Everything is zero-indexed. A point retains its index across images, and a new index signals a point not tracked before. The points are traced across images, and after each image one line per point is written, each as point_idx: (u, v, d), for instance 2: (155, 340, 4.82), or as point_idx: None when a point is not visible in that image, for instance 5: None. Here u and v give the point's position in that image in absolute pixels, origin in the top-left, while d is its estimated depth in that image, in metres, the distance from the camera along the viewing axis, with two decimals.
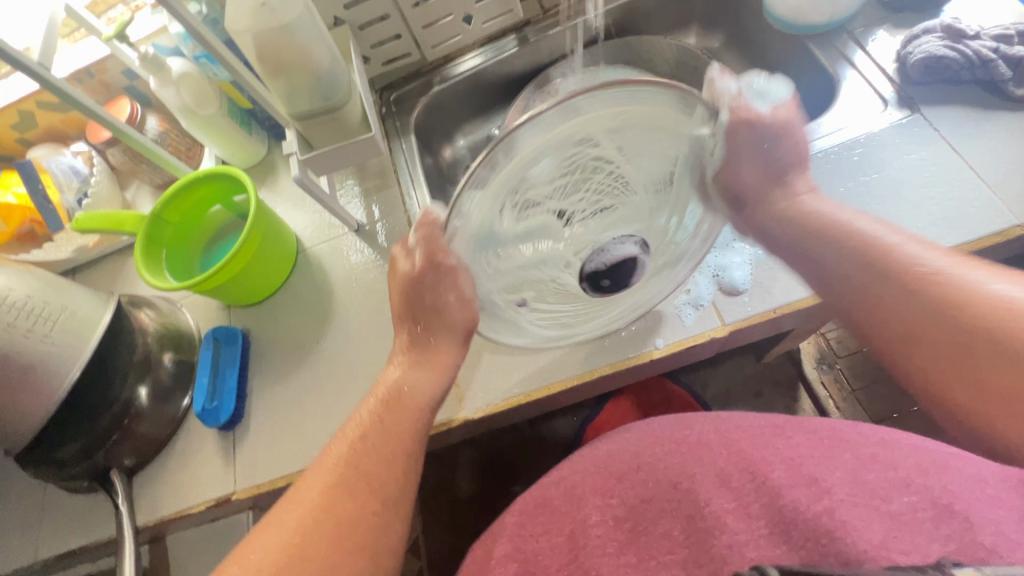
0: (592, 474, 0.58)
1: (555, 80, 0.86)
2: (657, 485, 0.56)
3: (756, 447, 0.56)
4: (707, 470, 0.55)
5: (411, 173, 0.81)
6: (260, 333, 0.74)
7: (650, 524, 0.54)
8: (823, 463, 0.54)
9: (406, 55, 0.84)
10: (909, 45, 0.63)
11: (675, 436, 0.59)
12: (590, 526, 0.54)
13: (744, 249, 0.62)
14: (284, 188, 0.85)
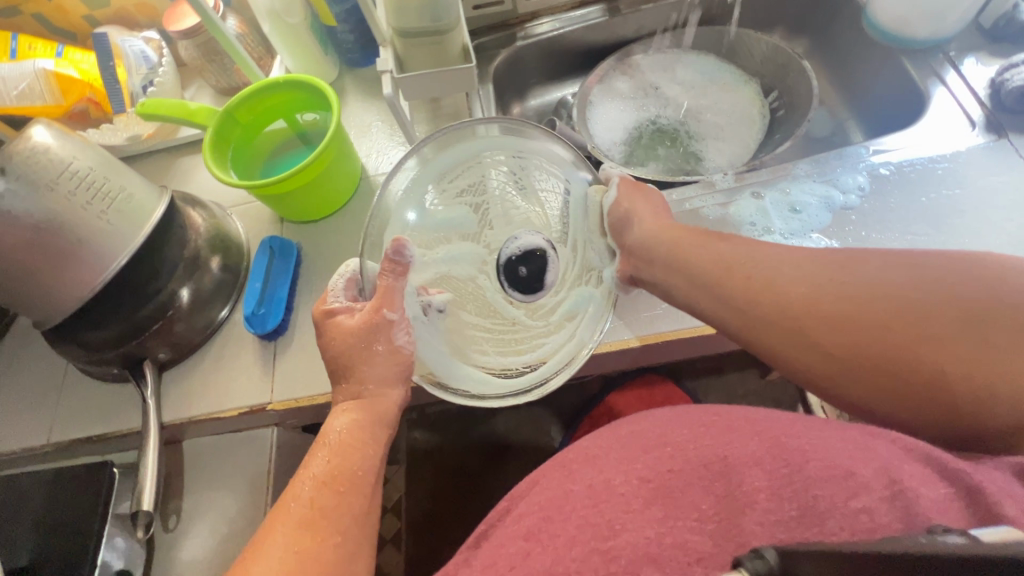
0: (615, 447, 0.51)
1: (636, 57, 0.86)
2: (687, 460, 0.47)
3: (791, 436, 0.47)
4: (742, 447, 0.46)
5: None
6: (313, 252, 0.73)
7: (680, 492, 0.46)
8: (869, 443, 0.44)
9: (498, 3, 0.82)
10: (1006, 73, 0.64)
11: (707, 418, 0.51)
12: (612, 486, 0.47)
13: (821, 240, 0.61)
14: (350, 115, 0.84)
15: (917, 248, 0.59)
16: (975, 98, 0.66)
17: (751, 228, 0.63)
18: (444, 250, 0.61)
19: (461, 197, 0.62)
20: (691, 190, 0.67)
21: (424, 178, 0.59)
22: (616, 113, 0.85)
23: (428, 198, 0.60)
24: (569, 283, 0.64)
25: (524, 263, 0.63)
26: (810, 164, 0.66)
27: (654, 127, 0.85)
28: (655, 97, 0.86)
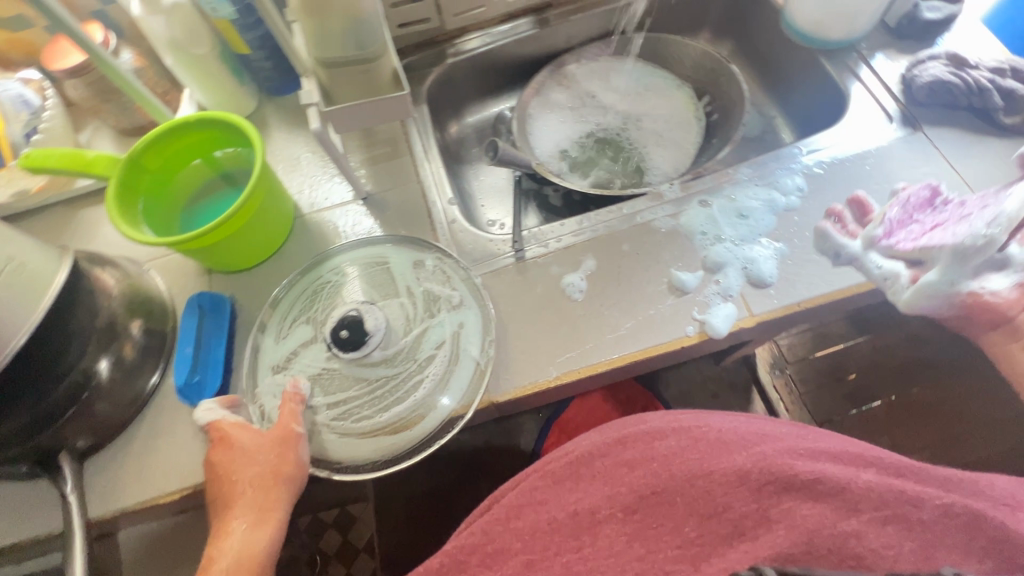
0: (602, 459, 0.51)
1: (570, 67, 0.85)
2: (669, 477, 0.48)
3: (776, 450, 0.48)
4: (731, 461, 0.48)
5: (423, 142, 0.76)
6: (250, 303, 0.66)
7: (660, 517, 0.47)
8: (846, 468, 0.47)
9: (424, 20, 0.78)
10: (915, 69, 0.68)
11: (690, 431, 0.52)
12: (597, 518, 0.47)
13: (770, 244, 0.62)
14: (276, 148, 0.77)
15: (857, 243, 0.61)
16: (891, 94, 0.70)
17: (703, 237, 0.63)
18: (302, 362, 0.60)
19: (307, 304, 0.64)
20: (641, 203, 0.67)
21: (267, 327, 0.63)
22: (555, 126, 0.84)
23: (271, 326, 0.63)
24: (422, 320, 0.62)
25: (347, 326, 0.57)
26: (751, 168, 0.67)
27: (596, 136, 0.84)
28: (594, 106, 0.86)
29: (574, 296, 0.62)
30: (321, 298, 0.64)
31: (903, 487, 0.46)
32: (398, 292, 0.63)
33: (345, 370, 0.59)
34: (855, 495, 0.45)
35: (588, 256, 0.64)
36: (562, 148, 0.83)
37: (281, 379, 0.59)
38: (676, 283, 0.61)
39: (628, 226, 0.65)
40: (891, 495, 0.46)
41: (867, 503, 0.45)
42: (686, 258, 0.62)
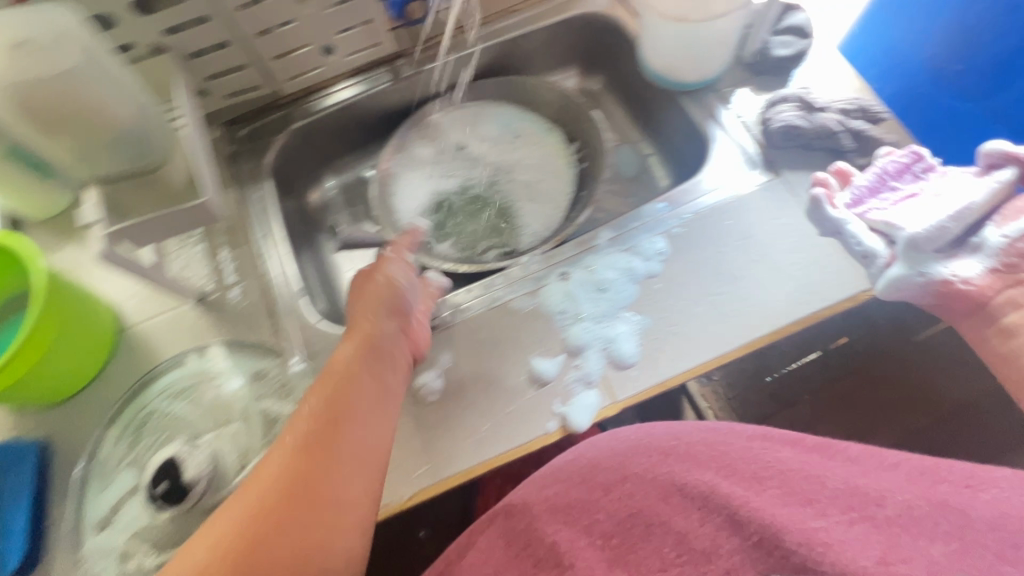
0: (573, 486, 0.51)
1: (432, 116, 0.79)
2: (645, 495, 0.49)
3: (746, 462, 0.50)
4: (698, 474, 0.49)
5: (267, 225, 0.69)
6: (65, 442, 0.58)
7: (638, 542, 0.47)
8: (817, 471, 0.48)
9: (255, 87, 0.70)
10: (770, 110, 0.65)
11: (662, 446, 0.53)
12: (576, 548, 0.47)
13: (632, 318, 0.58)
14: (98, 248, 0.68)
15: (718, 309, 0.58)
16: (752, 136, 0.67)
17: (563, 316, 0.59)
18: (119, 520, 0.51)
19: (133, 441, 0.56)
20: (498, 282, 0.62)
21: (83, 477, 0.54)
22: (420, 189, 0.78)
23: (89, 475, 0.55)
24: (258, 449, 0.54)
25: (163, 476, 0.50)
26: (612, 230, 0.63)
27: (467, 194, 0.79)
28: (461, 160, 0.79)
29: (429, 397, 0.57)
30: (147, 433, 0.56)
31: (865, 484, 0.46)
32: (234, 416, 0.56)
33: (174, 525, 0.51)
34: (821, 494, 0.46)
35: (444, 350, 0.59)
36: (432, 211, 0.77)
37: (102, 543, 0.51)
38: (536, 372, 0.57)
39: (485, 309, 0.61)
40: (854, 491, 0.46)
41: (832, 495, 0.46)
42: (547, 341, 0.58)
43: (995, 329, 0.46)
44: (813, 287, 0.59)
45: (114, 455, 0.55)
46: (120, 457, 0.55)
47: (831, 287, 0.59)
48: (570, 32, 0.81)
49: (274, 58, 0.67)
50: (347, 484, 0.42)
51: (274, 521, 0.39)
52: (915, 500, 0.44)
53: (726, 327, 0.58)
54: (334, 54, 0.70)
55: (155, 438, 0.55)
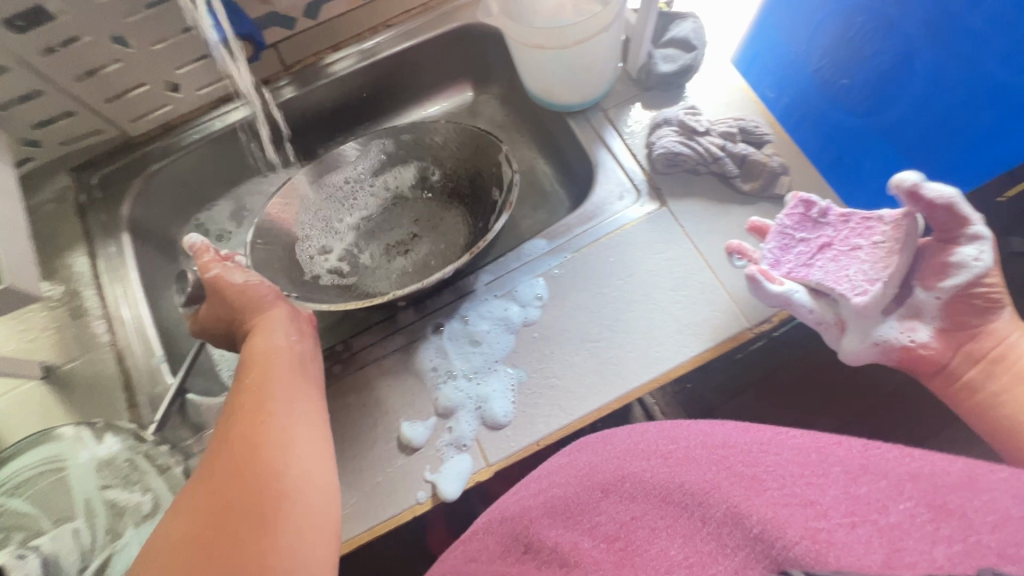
0: (575, 486, 0.44)
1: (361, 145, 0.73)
2: (648, 499, 0.40)
3: (747, 464, 0.38)
4: (698, 473, 0.39)
5: (122, 282, 0.63)
6: None
7: (645, 546, 0.37)
8: (845, 463, 0.37)
9: (96, 131, 0.63)
10: (653, 134, 0.61)
11: (662, 451, 0.44)
12: (578, 549, 0.38)
13: (507, 372, 0.55)
14: None
15: (598, 357, 0.55)
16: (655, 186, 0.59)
17: (435, 374, 0.56)
18: None
19: None
20: (367, 338, 0.58)
21: None
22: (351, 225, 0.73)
23: None
24: (103, 548, 0.49)
25: None
26: (490, 274, 0.59)
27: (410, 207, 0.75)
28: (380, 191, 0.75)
29: None
30: None
31: (867, 491, 0.34)
32: (77, 512, 0.51)
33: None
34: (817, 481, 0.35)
35: None
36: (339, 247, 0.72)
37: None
38: (404, 439, 0.54)
39: (353, 369, 0.57)
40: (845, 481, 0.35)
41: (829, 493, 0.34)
42: (417, 403, 0.55)
43: (958, 388, 0.48)
44: (697, 326, 0.55)
45: None
46: None
47: (715, 325, 0.55)
48: (453, 44, 0.75)
49: (106, 102, 0.60)
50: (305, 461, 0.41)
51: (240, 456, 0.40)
52: (916, 508, 0.32)
53: (603, 379, 0.54)
54: (181, 90, 0.63)
55: None
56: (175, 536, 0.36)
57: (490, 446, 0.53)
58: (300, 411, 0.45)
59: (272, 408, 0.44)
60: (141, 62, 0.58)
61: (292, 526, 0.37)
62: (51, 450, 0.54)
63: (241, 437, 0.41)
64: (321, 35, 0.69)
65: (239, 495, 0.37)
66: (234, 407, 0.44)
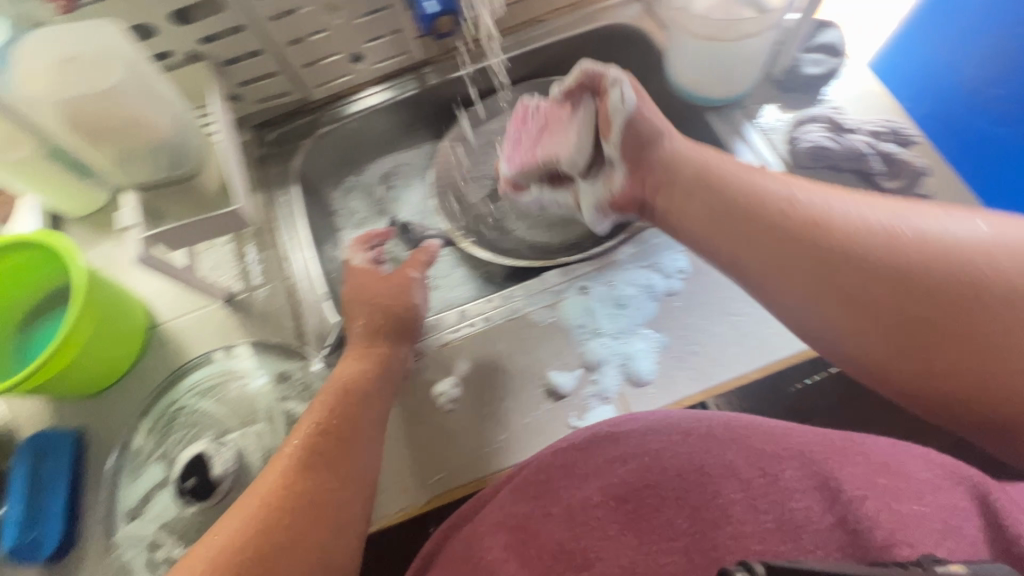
0: (662, 459, 0.47)
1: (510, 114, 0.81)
2: (664, 471, 0.47)
3: (770, 444, 0.46)
4: (721, 457, 0.46)
5: (292, 227, 0.70)
6: (102, 431, 0.61)
7: (652, 510, 0.46)
8: (831, 449, 0.45)
9: (285, 93, 0.71)
10: (797, 130, 0.65)
11: (740, 438, 0.47)
12: (591, 506, 0.46)
13: (650, 335, 0.59)
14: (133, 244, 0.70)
15: (737, 330, 0.58)
16: (694, 147, 0.58)
17: (581, 330, 0.60)
18: (149, 509, 0.54)
19: (163, 430, 0.58)
20: (518, 293, 0.63)
21: (115, 463, 0.56)
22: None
23: (122, 459, 0.57)
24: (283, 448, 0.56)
25: (190, 474, 0.52)
26: (633, 247, 0.64)
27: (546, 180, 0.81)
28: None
29: (446, 406, 0.58)
30: (179, 425, 0.58)
31: (893, 480, 0.42)
32: (261, 417, 0.58)
33: (202, 516, 0.53)
34: (806, 488, 0.44)
35: (462, 358, 0.60)
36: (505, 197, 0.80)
37: (132, 533, 0.53)
38: (552, 386, 0.58)
39: (505, 319, 0.62)
40: (820, 486, 0.43)
41: (812, 489, 0.44)
42: (564, 355, 0.59)
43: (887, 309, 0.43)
44: None
45: (147, 442, 0.57)
46: (152, 445, 0.57)
47: None
48: (599, 41, 0.79)
49: (302, 66, 0.68)
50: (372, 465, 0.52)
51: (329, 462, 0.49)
52: (966, 511, 0.41)
53: (743, 350, 0.57)
54: (362, 62, 0.71)
55: (184, 433, 0.58)
56: (236, 528, 0.44)
57: (634, 398, 0.56)
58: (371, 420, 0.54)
59: (356, 418, 0.53)
60: (341, 34, 0.66)
61: (335, 521, 0.47)
62: (231, 362, 0.61)
63: (323, 448, 0.50)
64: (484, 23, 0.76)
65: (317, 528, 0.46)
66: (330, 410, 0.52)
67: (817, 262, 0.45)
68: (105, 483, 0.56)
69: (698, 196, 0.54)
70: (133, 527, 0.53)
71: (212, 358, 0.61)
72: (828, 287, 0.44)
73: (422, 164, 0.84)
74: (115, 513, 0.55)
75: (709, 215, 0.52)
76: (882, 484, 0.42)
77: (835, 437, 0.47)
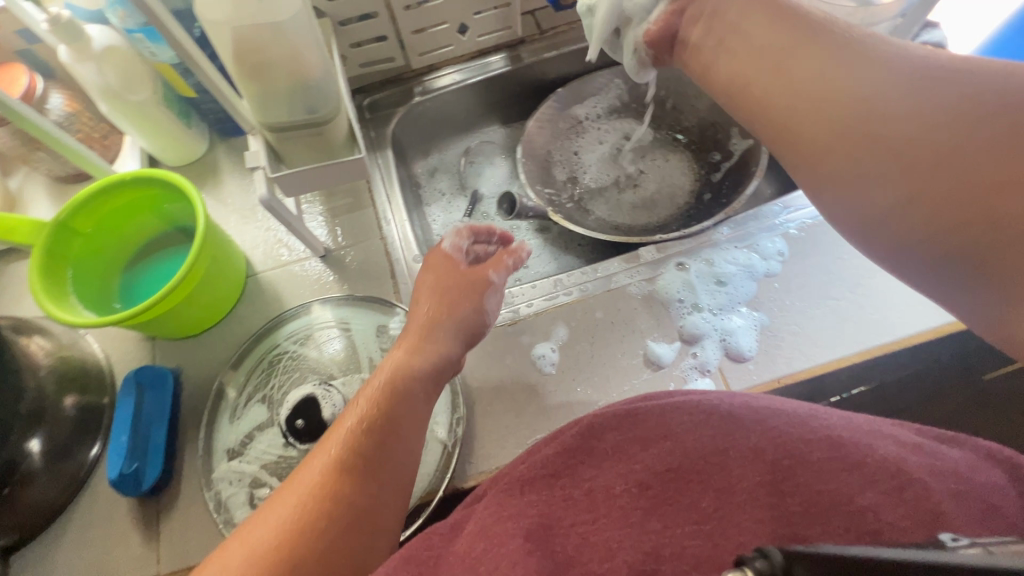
0: (690, 435, 0.44)
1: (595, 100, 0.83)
2: (687, 452, 0.43)
3: (798, 426, 0.43)
4: (746, 439, 0.43)
5: (387, 190, 0.71)
6: (198, 373, 0.61)
7: (678, 495, 0.42)
8: (859, 441, 0.42)
9: (388, 59, 0.73)
10: None
11: (766, 420, 0.44)
12: (611, 495, 0.43)
13: (749, 313, 0.59)
14: (230, 196, 0.71)
15: (838, 314, 0.59)
16: (782, 25, 0.43)
17: (680, 305, 0.60)
18: (252, 449, 0.54)
19: (264, 375, 0.58)
20: (614, 266, 0.63)
21: (218, 404, 0.57)
22: (603, 161, 0.82)
23: (225, 400, 0.57)
24: None
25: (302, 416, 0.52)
26: (730, 228, 0.64)
27: (631, 168, 0.82)
28: (624, 131, 0.84)
29: (544, 369, 0.58)
30: (281, 370, 0.58)
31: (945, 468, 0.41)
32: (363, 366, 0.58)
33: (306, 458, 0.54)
34: (832, 470, 0.40)
35: (560, 324, 0.61)
36: (587, 177, 0.82)
37: (235, 470, 0.53)
38: (652, 355, 0.58)
39: (602, 290, 0.62)
40: (856, 467, 0.40)
41: (845, 470, 0.40)
42: (663, 327, 0.59)
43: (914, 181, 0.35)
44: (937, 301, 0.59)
45: (249, 384, 0.58)
46: (253, 388, 0.58)
47: None
48: None
49: (412, 33, 0.70)
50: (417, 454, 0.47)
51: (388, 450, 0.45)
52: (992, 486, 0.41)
53: (844, 334, 0.58)
54: (466, 34, 0.73)
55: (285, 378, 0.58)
56: (276, 523, 0.39)
57: (735, 370, 0.57)
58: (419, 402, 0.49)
59: (405, 396, 0.47)
60: (454, 3, 0.68)
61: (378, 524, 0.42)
62: (331, 312, 0.62)
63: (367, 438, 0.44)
64: None
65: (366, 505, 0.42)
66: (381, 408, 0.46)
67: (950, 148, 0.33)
68: (208, 422, 0.56)
69: (818, 66, 0.39)
70: (236, 466, 0.54)
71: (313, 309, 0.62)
72: (965, 162, 0.32)
73: (504, 144, 0.86)
74: (217, 452, 0.55)
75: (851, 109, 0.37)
76: (941, 464, 0.41)
77: (864, 424, 0.44)
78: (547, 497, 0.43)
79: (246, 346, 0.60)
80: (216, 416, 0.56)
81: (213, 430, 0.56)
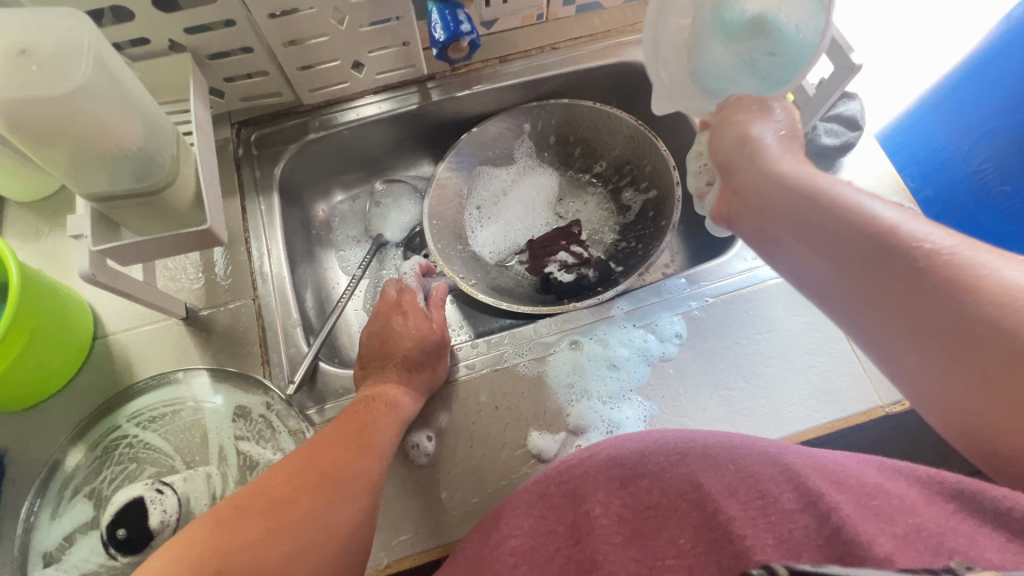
0: (678, 473, 0.42)
1: (509, 163, 0.79)
2: (666, 493, 0.41)
3: (759, 451, 0.42)
4: (713, 477, 0.40)
5: (267, 238, 0.65)
6: (25, 454, 0.54)
7: (656, 530, 0.40)
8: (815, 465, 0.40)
9: (275, 93, 0.66)
10: None
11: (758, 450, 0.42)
12: (593, 519, 0.41)
13: (639, 401, 0.56)
14: (70, 243, 0.61)
15: (731, 405, 0.56)
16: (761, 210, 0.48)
17: (570, 390, 0.57)
18: (73, 555, 0.48)
19: (99, 463, 0.52)
20: (506, 341, 0.59)
21: (40, 495, 0.51)
22: (511, 211, 0.78)
23: (46, 494, 0.51)
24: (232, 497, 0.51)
25: (122, 527, 0.46)
26: (629, 303, 0.61)
27: (548, 219, 0.78)
28: (536, 180, 0.80)
29: (420, 460, 0.53)
30: (119, 459, 0.52)
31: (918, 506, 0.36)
32: (210, 457, 0.53)
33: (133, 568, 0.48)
34: (791, 510, 0.38)
35: (440, 409, 0.56)
36: (502, 230, 0.77)
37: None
38: (534, 447, 0.54)
39: (488, 368, 0.58)
40: (809, 505, 0.38)
41: (801, 513, 0.38)
42: (549, 416, 0.56)
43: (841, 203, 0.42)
44: (831, 395, 0.56)
45: (85, 471, 0.52)
46: (88, 477, 0.52)
47: (850, 398, 0.56)
48: (611, 78, 0.77)
49: (298, 69, 0.63)
50: (374, 480, 0.46)
51: (353, 471, 0.45)
52: None
53: (733, 427, 0.55)
54: (363, 70, 0.66)
55: (119, 470, 0.52)
56: (264, 489, 0.42)
57: None
58: (378, 446, 0.48)
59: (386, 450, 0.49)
60: (346, 40, 0.61)
61: (341, 458, 0.45)
62: (187, 386, 0.56)
63: (332, 481, 0.44)
64: (493, 46, 0.74)
65: (307, 505, 0.42)
66: (336, 452, 0.46)
67: (877, 267, 0.38)
68: (24, 518, 0.50)
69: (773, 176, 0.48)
70: (53, 573, 0.48)
71: (164, 380, 0.56)
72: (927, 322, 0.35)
73: (416, 186, 0.80)
74: (31, 555, 0.49)
75: (800, 220, 0.44)
76: (875, 484, 0.38)
77: (815, 452, 0.42)
78: (535, 519, 0.42)
79: (81, 426, 0.53)
80: (33, 512, 0.50)
81: (32, 528, 0.49)
